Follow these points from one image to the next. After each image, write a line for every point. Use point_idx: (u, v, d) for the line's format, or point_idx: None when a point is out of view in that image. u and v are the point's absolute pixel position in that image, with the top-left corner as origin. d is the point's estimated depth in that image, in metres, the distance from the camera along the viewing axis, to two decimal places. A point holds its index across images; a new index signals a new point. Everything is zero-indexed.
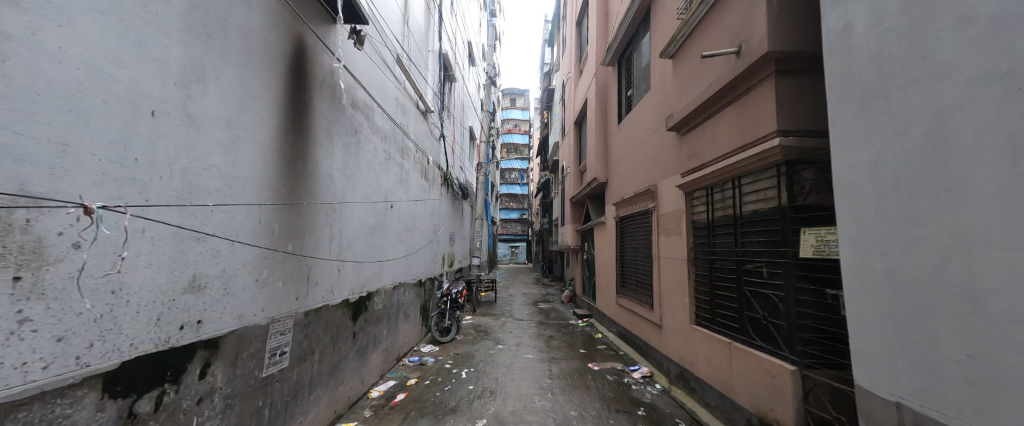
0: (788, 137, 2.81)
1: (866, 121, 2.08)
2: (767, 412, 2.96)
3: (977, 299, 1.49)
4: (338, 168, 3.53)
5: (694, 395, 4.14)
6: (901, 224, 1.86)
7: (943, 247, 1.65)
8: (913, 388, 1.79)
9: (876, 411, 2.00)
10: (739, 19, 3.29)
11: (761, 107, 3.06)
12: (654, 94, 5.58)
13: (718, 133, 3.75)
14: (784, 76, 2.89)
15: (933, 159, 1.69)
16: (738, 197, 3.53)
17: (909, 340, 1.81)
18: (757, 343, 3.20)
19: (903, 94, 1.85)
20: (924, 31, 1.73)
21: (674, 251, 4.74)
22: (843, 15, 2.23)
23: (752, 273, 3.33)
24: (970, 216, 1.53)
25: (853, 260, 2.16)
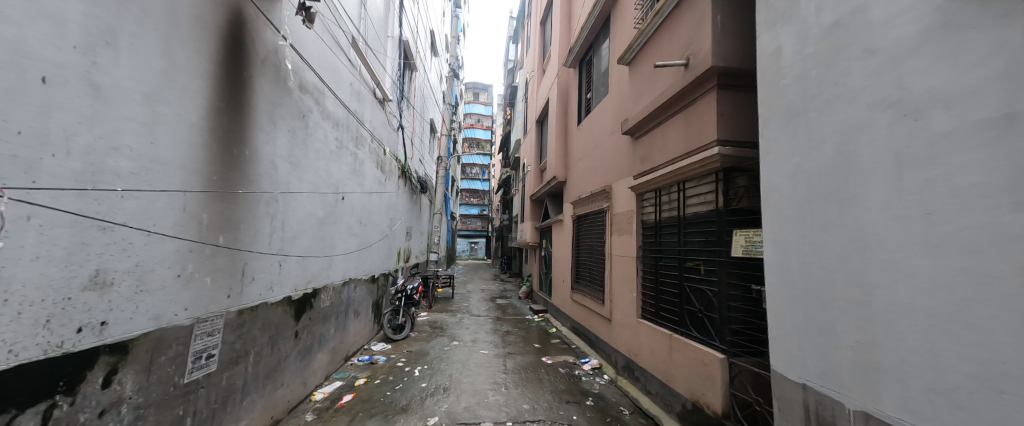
0: (726, 146, 3.08)
1: (790, 135, 2.32)
2: (699, 397, 3.24)
3: (868, 292, 1.75)
4: (282, 155, 3.25)
5: (638, 383, 4.43)
6: (813, 228, 2.11)
7: (844, 249, 1.90)
8: (816, 371, 2.05)
9: (786, 392, 2.27)
10: (688, 33, 3.53)
11: (704, 117, 3.31)
12: (612, 98, 5.81)
13: (667, 139, 3.99)
14: (724, 90, 3.16)
15: (841, 172, 1.94)
16: (682, 200, 3.81)
17: (814, 330, 2.07)
18: (693, 334, 3.47)
19: (819, 113, 2.11)
20: (837, 59, 1.99)
21: (625, 249, 4.99)
22: (774, 38, 2.48)
23: (691, 271, 3.60)
24: (864, 222, 1.79)
25: (775, 259, 2.42)
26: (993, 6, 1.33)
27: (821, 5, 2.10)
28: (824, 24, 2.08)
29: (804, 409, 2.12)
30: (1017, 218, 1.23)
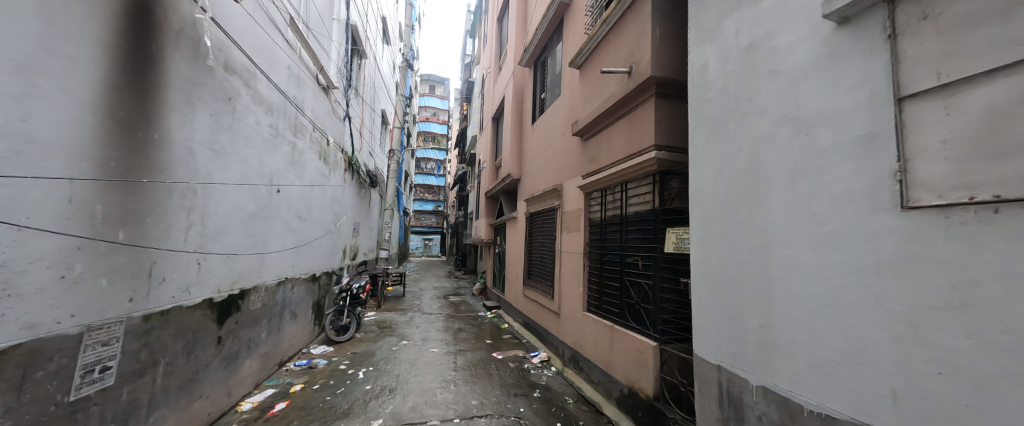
0: (662, 151, 3.34)
1: (714, 143, 2.58)
2: (634, 383, 3.49)
3: (770, 283, 2.02)
4: (203, 141, 2.92)
5: (582, 373, 4.65)
6: (729, 227, 2.37)
7: (753, 246, 2.16)
8: (728, 354, 2.31)
9: (704, 374, 2.53)
10: (631, 43, 3.75)
11: (644, 123, 3.55)
12: (565, 99, 5.99)
13: (612, 141, 4.22)
14: (661, 99, 3.42)
15: (751, 177, 2.20)
16: (625, 200, 4.05)
17: (729, 317, 2.33)
18: (631, 325, 3.72)
19: (735, 125, 2.36)
20: (751, 78, 2.24)
21: (573, 246, 5.20)
22: (702, 54, 2.72)
23: (631, 266, 3.85)
24: (768, 222, 2.05)
25: (698, 255, 2.67)
26: (862, 43, 1.59)
27: (739, 28, 2.35)
28: (741, 46, 2.33)
29: (718, 387, 2.37)
30: (874, 218, 1.49)
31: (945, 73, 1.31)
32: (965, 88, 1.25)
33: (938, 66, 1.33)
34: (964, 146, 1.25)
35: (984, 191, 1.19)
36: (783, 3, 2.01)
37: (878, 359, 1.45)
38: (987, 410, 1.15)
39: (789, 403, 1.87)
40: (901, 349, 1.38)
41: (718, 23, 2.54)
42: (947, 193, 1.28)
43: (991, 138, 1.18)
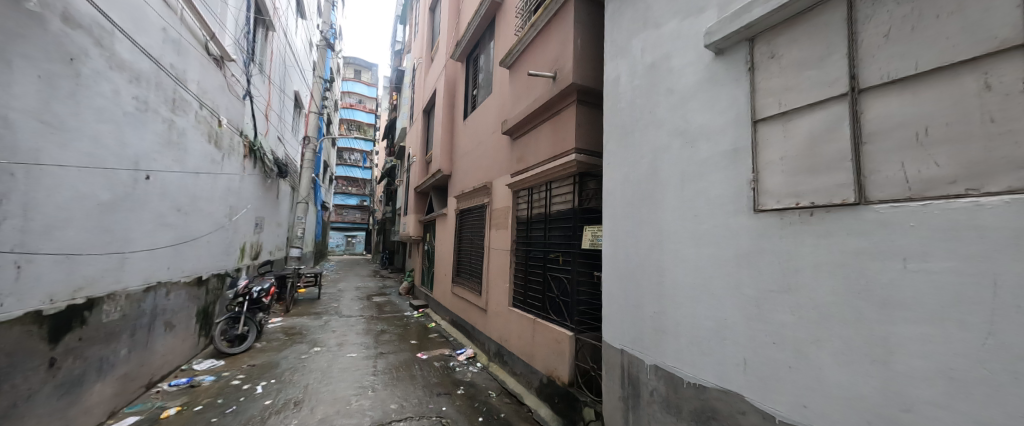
0: (581, 154, 3.59)
1: (623, 149, 2.83)
2: (552, 372, 3.69)
3: (663, 274, 2.30)
4: (24, 110, 2.27)
5: (506, 367, 4.78)
6: (633, 225, 2.64)
7: (650, 242, 2.44)
8: (629, 338, 2.58)
9: (609, 358, 2.78)
10: (555, 50, 3.93)
11: (566, 126, 3.77)
12: (495, 97, 6.04)
13: (538, 142, 4.39)
14: (581, 105, 3.66)
15: (650, 182, 2.49)
16: (548, 199, 4.24)
17: (631, 306, 2.60)
18: (551, 317, 3.93)
19: (640, 134, 2.63)
20: (652, 93, 2.52)
21: (501, 243, 5.29)
22: (614, 67, 2.97)
23: (552, 261, 4.05)
24: (663, 222, 2.34)
25: (608, 250, 2.92)
26: (731, 72, 1.90)
27: (644, 47, 2.61)
28: (645, 64, 2.60)
29: (620, 369, 2.64)
30: (737, 219, 1.79)
31: (784, 103, 1.63)
32: (796, 116, 1.58)
33: (780, 96, 1.66)
34: (795, 163, 1.57)
35: (804, 197, 1.52)
36: (678, 30, 2.30)
37: (736, 334, 1.76)
38: (801, 369, 1.47)
39: (674, 377, 2.16)
40: (750, 325, 1.69)
41: (628, 41, 2.80)
42: (782, 198, 1.60)
43: (811, 157, 1.51)
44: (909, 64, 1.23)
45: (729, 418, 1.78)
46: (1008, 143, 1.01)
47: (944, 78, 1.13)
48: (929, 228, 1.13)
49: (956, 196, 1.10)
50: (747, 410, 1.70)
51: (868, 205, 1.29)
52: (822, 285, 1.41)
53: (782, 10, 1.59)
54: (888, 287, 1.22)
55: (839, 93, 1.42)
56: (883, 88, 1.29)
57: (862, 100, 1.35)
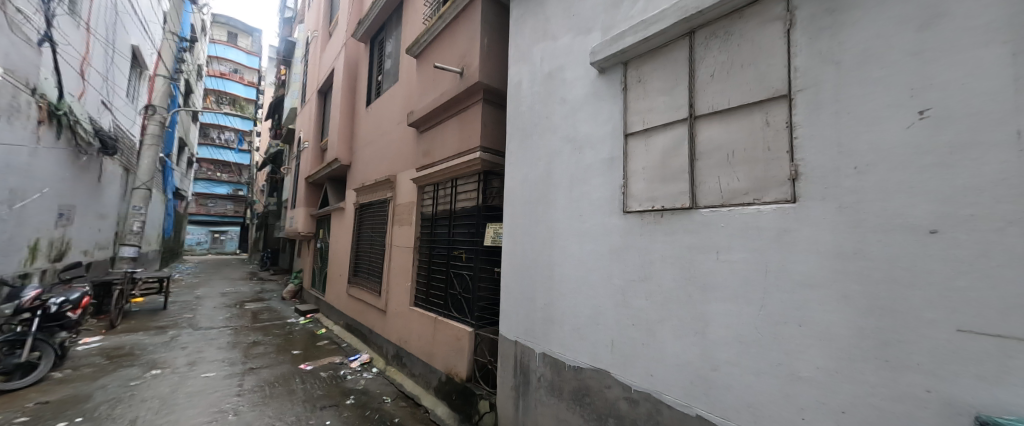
0: (486, 152, 3.64)
1: (522, 150, 2.95)
2: (451, 369, 3.67)
3: (553, 268, 2.49)
4: None
5: (404, 369, 4.58)
6: (529, 222, 2.79)
7: (543, 239, 2.62)
8: (523, 329, 2.73)
9: (504, 350, 2.90)
10: (463, 46, 3.90)
11: (472, 123, 3.77)
12: (401, 86, 5.71)
13: (444, 137, 4.30)
14: (487, 105, 3.72)
15: (544, 183, 2.66)
16: (453, 196, 4.19)
17: (525, 299, 2.74)
18: (452, 314, 3.89)
19: (537, 137, 2.79)
20: (548, 100, 2.69)
21: (403, 240, 5.04)
22: (517, 72, 3.09)
23: (455, 258, 4.01)
24: (554, 220, 2.53)
25: (507, 247, 3.02)
26: (610, 90, 2.15)
27: (543, 56, 2.78)
28: (543, 72, 2.76)
29: (513, 359, 2.77)
30: (612, 218, 2.05)
31: (647, 121, 1.92)
32: (655, 133, 1.88)
33: (644, 115, 1.94)
34: (653, 172, 1.87)
35: (658, 201, 1.81)
36: (570, 45, 2.50)
37: (607, 319, 2.02)
38: (651, 344, 1.76)
39: (557, 362, 2.36)
40: (618, 311, 1.96)
41: (529, 48, 2.94)
42: (643, 201, 1.88)
43: (664, 167, 1.81)
44: (725, 100, 1.57)
45: (599, 393, 2.04)
46: (777, 166, 1.37)
47: (745, 114, 1.49)
48: (733, 228, 1.47)
49: (748, 204, 1.44)
50: (612, 384, 1.96)
51: (698, 209, 1.61)
52: (668, 274, 1.71)
53: (647, 42, 1.87)
54: (708, 274, 1.54)
55: (683, 117, 1.74)
56: (709, 116, 1.63)
57: (697, 125, 1.68)
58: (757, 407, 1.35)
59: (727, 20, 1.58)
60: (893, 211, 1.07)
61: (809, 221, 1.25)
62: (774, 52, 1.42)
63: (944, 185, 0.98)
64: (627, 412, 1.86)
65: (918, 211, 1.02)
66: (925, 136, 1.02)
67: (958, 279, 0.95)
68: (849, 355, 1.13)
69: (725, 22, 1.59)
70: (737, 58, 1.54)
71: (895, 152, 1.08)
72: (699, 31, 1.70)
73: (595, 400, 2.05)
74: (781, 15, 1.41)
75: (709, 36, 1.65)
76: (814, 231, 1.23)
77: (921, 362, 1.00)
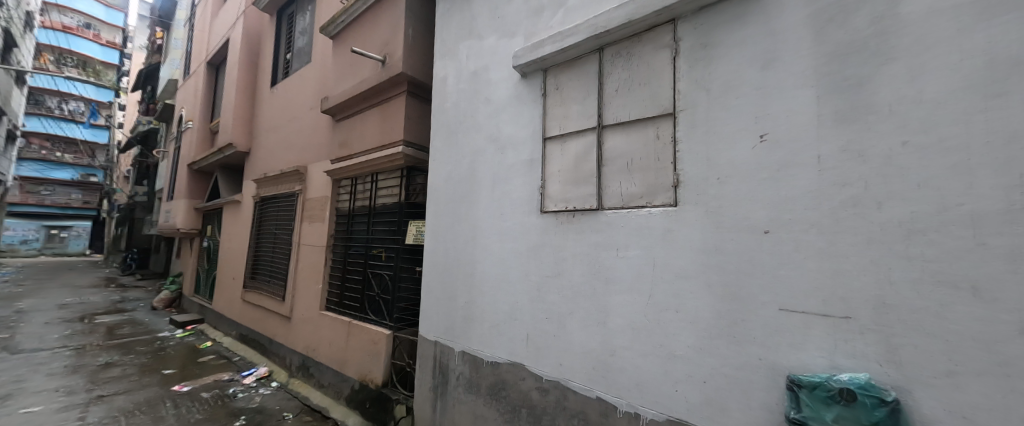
0: (410, 147, 3.47)
1: (447, 146, 2.88)
2: (366, 375, 3.44)
3: (474, 267, 2.50)
4: None
5: (311, 380, 4.15)
6: (453, 221, 2.74)
7: (465, 237, 2.60)
8: (443, 329, 2.68)
9: (423, 352, 2.81)
10: (387, 34, 3.69)
11: (394, 116, 3.57)
12: (314, 68, 5.16)
13: (363, 128, 4.00)
14: (411, 98, 3.56)
15: (468, 182, 2.65)
16: (373, 191, 3.91)
17: (447, 297, 2.69)
18: (369, 317, 3.64)
19: (462, 135, 2.75)
20: (473, 99, 2.68)
21: (314, 238, 4.56)
22: (443, 66, 3.02)
23: (374, 258, 3.76)
24: (477, 219, 2.53)
25: (430, 245, 2.92)
26: (531, 95, 2.24)
27: (469, 54, 2.77)
28: (469, 70, 2.75)
29: (433, 360, 2.71)
30: (531, 218, 2.14)
31: (563, 127, 2.05)
32: (570, 138, 2.01)
33: (560, 122, 2.07)
34: (568, 175, 1.99)
35: (571, 202, 1.95)
36: (495, 46, 2.54)
37: (523, 314, 2.11)
38: (562, 335, 1.89)
39: (476, 360, 2.38)
40: (534, 305, 2.05)
41: (455, 45, 2.90)
42: (558, 202, 2.00)
43: (577, 171, 1.95)
44: (627, 113, 1.75)
45: (514, 386, 2.11)
46: (664, 174, 1.58)
47: (642, 127, 1.68)
48: (631, 227, 1.65)
49: (642, 206, 1.63)
50: (526, 376, 2.04)
51: (603, 210, 1.78)
52: (577, 270, 1.85)
53: (563, 52, 2.00)
54: (610, 269, 1.71)
55: (593, 126, 1.90)
56: (616, 126, 1.80)
57: (605, 133, 1.84)
58: (644, 384, 1.54)
59: (629, 42, 1.77)
60: (742, 215, 1.32)
61: (686, 222, 1.47)
62: (664, 76, 1.63)
63: (774, 194, 1.24)
64: (539, 401, 1.96)
65: (759, 215, 1.28)
66: (765, 155, 1.28)
67: (782, 268, 1.21)
68: (711, 334, 1.36)
69: (628, 43, 1.78)
70: (637, 77, 1.73)
71: (745, 167, 1.33)
72: (607, 48, 1.87)
73: (511, 393, 2.12)
74: (669, 44, 1.62)
75: (615, 54, 1.83)
76: (689, 231, 1.45)
77: (757, 336, 1.25)
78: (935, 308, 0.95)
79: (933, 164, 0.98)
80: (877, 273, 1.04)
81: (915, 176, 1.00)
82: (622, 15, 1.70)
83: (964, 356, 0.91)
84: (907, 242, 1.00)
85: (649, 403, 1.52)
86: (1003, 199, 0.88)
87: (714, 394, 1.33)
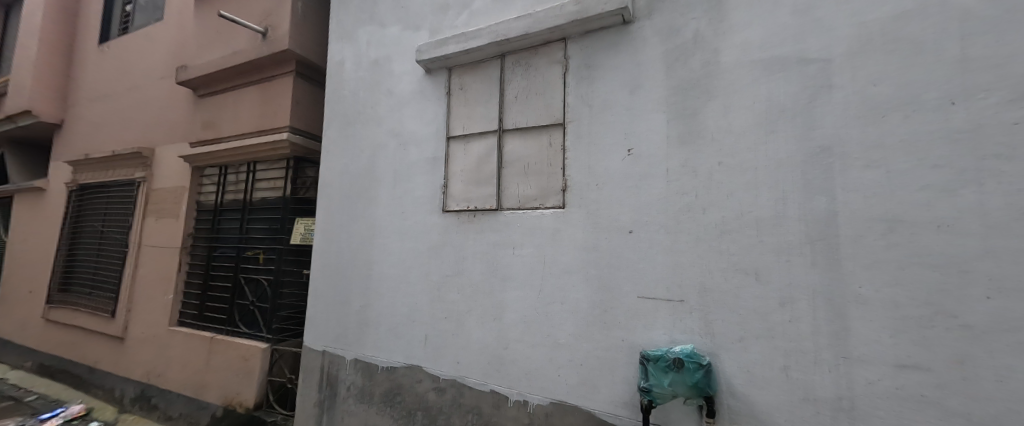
0: (297, 134, 3.06)
1: (343, 138, 2.63)
2: (233, 398, 2.92)
3: (371, 268, 2.34)
4: None
5: (153, 413, 3.34)
6: (347, 219, 2.51)
7: (362, 236, 2.41)
8: (333, 338, 2.44)
9: (308, 365, 2.51)
10: (270, 2, 3.20)
11: (279, 98, 3.11)
12: (168, 28, 4.17)
13: (237, 108, 3.38)
14: (301, 80, 3.15)
15: (366, 177, 2.46)
16: (249, 182, 3.34)
17: (338, 302, 2.46)
18: (240, 330, 3.10)
19: (360, 126, 2.55)
20: (373, 89, 2.51)
21: (163, 237, 3.68)
22: (339, 49, 2.75)
23: (249, 261, 3.21)
24: (374, 217, 2.37)
25: (320, 245, 2.62)
26: (435, 92, 2.21)
27: (370, 40, 2.58)
28: (369, 58, 2.56)
29: (319, 372, 2.45)
30: (432, 217, 2.10)
31: (466, 127, 2.07)
32: (473, 139, 2.04)
33: (464, 122, 2.09)
34: (470, 175, 2.01)
35: (472, 202, 1.98)
36: (399, 37, 2.42)
37: (422, 314, 2.06)
38: (460, 333, 1.90)
39: (370, 367, 2.23)
40: (434, 306, 2.02)
41: (354, 28, 2.68)
42: (459, 202, 2.02)
43: (478, 172, 1.99)
44: (525, 119, 1.86)
45: (409, 390, 2.05)
46: (555, 179, 1.73)
47: (538, 134, 1.81)
48: (525, 227, 1.76)
49: (535, 208, 1.76)
50: (423, 378, 2.01)
51: (502, 210, 1.86)
52: (476, 269, 1.89)
53: (467, 53, 2.02)
54: (506, 267, 1.79)
55: (495, 129, 1.97)
56: (515, 131, 1.89)
57: (505, 137, 1.92)
58: (532, 373, 1.66)
59: (527, 54, 1.89)
60: (613, 217, 1.52)
61: (571, 223, 1.63)
62: (556, 89, 1.78)
63: (636, 200, 1.47)
64: (435, 401, 1.95)
65: (625, 217, 1.50)
66: (632, 167, 1.51)
67: (641, 262, 1.44)
68: (588, 322, 1.53)
69: (526, 54, 1.90)
70: (533, 87, 1.86)
71: (616, 176, 1.54)
72: (508, 56, 1.96)
73: (406, 397, 2.06)
74: (560, 61, 1.78)
75: (515, 63, 1.93)
76: (574, 231, 1.62)
77: (621, 320, 1.46)
78: (735, 290, 1.25)
79: (737, 181, 1.28)
80: (702, 264, 1.32)
81: (727, 189, 1.30)
82: (520, 27, 1.80)
83: (750, 324, 1.22)
84: (720, 240, 1.29)
85: (536, 389, 1.64)
86: (773, 208, 1.21)
87: (588, 375, 1.51)
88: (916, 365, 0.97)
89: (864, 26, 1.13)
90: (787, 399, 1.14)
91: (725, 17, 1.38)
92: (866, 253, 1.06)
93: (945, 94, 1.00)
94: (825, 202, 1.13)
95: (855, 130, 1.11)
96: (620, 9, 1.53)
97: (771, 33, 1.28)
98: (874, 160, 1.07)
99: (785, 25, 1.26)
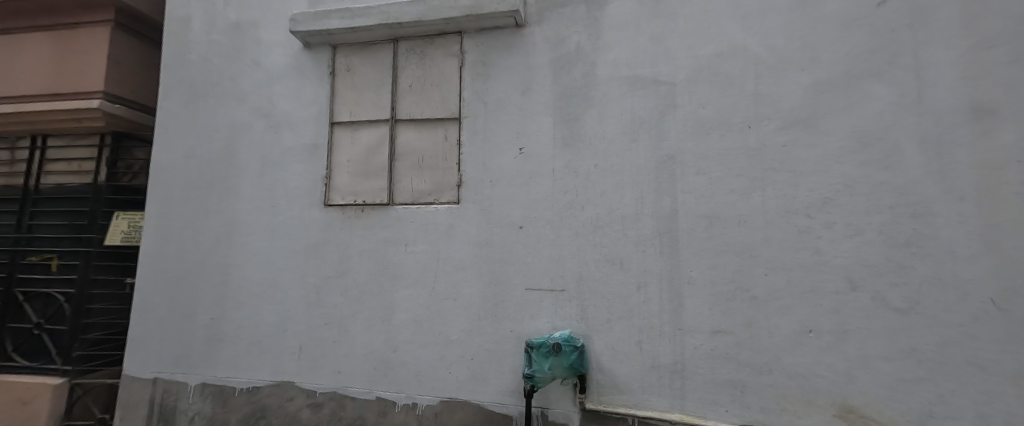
0: (116, 104, 2.35)
1: (189, 113, 2.12)
2: None
3: (228, 272, 1.94)
4: None
5: None
6: (195, 213, 2.04)
7: (215, 234, 1.99)
8: (172, 361, 1.95)
9: (132, 399, 1.97)
10: None
11: (86, 53, 2.34)
12: None
13: (11, 60, 2.43)
14: (123, 34, 2.43)
15: (222, 162, 2.03)
16: (34, 163, 2.44)
17: (178, 316, 1.98)
18: (15, 365, 2.25)
19: (214, 101, 2.09)
20: (232, 57, 2.08)
21: None
22: (184, 2, 2.20)
23: (31, 269, 2.34)
24: (234, 211, 1.98)
25: (152, 246, 2.07)
26: (316, 70, 1.94)
27: None
28: (228, 19, 2.12)
29: (149, 407, 1.94)
30: (310, 212, 1.85)
31: (354, 113, 1.88)
32: (361, 127, 1.86)
33: (351, 106, 1.89)
34: (357, 165, 1.84)
35: (359, 195, 1.81)
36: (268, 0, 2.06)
37: (295, 323, 1.80)
38: (342, 340, 1.73)
39: (224, 390, 1.86)
40: (311, 312, 1.79)
41: None
42: (345, 195, 1.82)
43: (367, 162, 1.83)
44: (419, 110, 1.78)
45: (278, 410, 1.78)
46: (450, 174, 1.70)
47: (432, 126, 1.75)
48: (417, 224, 1.69)
49: (429, 203, 1.70)
50: (295, 395, 1.76)
51: (393, 206, 1.74)
52: (363, 269, 1.74)
53: (354, 32, 1.83)
54: (396, 266, 1.69)
55: (386, 118, 1.83)
56: (409, 122, 1.79)
57: (398, 128, 1.81)
58: (422, 373, 1.61)
59: (423, 42, 1.82)
60: (505, 213, 1.57)
61: (464, 219, 1.62)
62: (452, 82, 1.75)
63: (525, 197, 1.55)
64: (310, 419, 1.73)
65: (515, 213, 1.56)
66: (522, 165, 1.57)
67: (528, 256, 1.52)
68: (479, 317, 1.55)
69: (422, 43, 1.82)
70: (428, 78, 1.79)
71: (507, 173, 1.59)
72: (402, 41, 1.85)
73: (273, 419, 1.78)
74: (456, 54, 1.76)
75: (409, 50, 1.83)
76: (467, 226, 1.62)
77: (510, 313, 1.52)
78: (604, 278, 1.42)
79: (607, 181, 1.45)
80: (579, 256, 1.46)
81: (600, 188, 1.46)
82: (414, 12, 1.71)
83: (615, 307, 1.39)
84: (594, 234, 1.45)
85: (425, 390, 1.59)
86: (634, 206, 1.40)
87: (478, 368, 1.53)
88: (724, 329, 1.25)
89: (698, 59, 1.39)
90: (640, 368, 1.34)
91: (601, 35, 1.54)
92: (696, 243, 1.31)
93: (746, 119, 1.30)
94: (669, 202, 1.36)
95: (690, 144, 1.36)
96: (512, 11, 1.57)
97: (635, 55, 1.48)
98: (702, 168, 1.33)
99: (644, 49, 1.47)
